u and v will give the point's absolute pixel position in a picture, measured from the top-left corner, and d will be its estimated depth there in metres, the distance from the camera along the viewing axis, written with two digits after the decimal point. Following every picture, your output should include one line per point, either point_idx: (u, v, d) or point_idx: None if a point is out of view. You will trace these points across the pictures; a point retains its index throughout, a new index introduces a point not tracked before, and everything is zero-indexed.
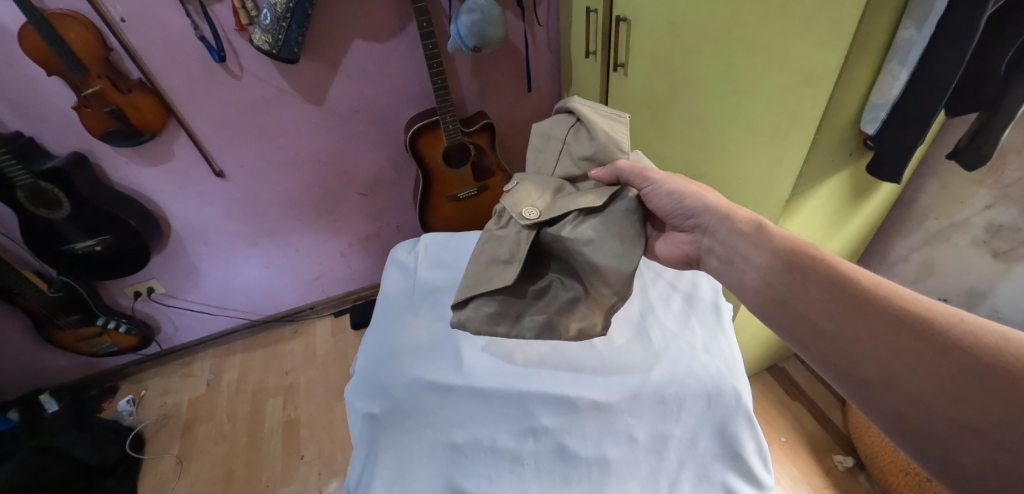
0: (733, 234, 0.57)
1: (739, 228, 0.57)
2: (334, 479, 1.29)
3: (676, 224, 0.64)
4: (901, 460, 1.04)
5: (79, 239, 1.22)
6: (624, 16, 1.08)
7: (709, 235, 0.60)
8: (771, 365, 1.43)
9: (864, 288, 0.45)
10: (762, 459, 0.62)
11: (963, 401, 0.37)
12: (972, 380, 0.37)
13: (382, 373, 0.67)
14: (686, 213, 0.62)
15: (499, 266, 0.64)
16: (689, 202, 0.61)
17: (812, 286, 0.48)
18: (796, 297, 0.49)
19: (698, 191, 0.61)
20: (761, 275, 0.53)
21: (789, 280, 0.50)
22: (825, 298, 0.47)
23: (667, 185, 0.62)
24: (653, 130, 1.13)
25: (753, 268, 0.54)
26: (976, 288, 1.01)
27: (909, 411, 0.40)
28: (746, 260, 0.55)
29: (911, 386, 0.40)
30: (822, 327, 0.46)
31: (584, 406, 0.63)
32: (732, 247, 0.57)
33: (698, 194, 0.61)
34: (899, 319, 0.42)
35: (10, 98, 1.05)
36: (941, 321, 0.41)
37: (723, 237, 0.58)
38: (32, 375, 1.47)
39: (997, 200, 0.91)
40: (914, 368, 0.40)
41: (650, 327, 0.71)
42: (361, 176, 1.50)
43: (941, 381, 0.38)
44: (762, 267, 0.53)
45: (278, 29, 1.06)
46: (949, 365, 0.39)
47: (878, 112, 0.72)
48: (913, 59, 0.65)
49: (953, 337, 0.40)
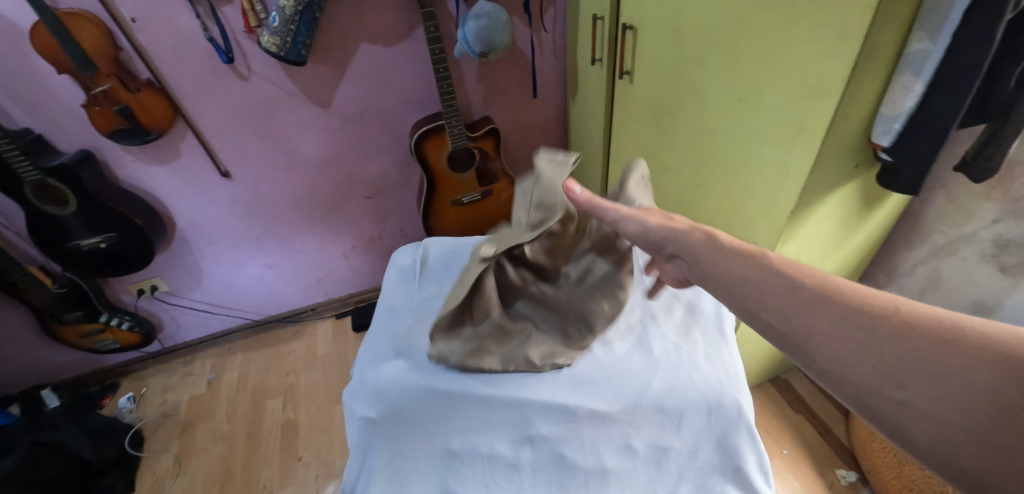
0: (701, 257, 0.52)
1: (704, 242, 0.52)
2: (331, 481, 1.29)
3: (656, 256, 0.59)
4: (903, 475, 1.02)
5: (83, 236, 1.23)
6: (630, 24, 1.08)
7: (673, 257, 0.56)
8: (774, 377, 1.42)
9: (812, 288, 0.44)
10: (765, 474, 0.60)
11: (926, 392, 0.36)
12: (913, 360, 0.37)
13: (379, 377, 0.66)
14: (653, 244, 0.57)
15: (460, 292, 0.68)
16: (658, 240, 0.56)
17: (766, 286, 0.46)
18: (754, 296, 0.46)
19: (666, 223, 0.56)
20: (719, 277, 0.50)
21: (734, 283, 0.48)
22: (777, 303, 0.45)
23: (633, 221, 0.57)
24: (657, 138, 1.12)
25: (713, 273, 0.51)
26: (982, 303, 1.00)
27: (865, 398, 0.39)
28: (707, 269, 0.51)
29: (861, 375, 0.39)
30: (780, 330, 0.44)
31: (582, 416, 0.61)
32: (695, 259, 0.52)
33: (661, 229, 0.55)
34: (843, 312, 0.42)
35: (18, 94, 1.06)
36: (881, 308, 0.41)
37: (684, 249, 0.54)
38: (36, 371, 1.48)
39: (1004, 214, 0.90)
40: (862, 357, 0.39)
41: (652, 338, 0.69)
42: (366, 179, 1.50)
43: (900, 374, 0.38)
44: (718, 268, 0.50)
45: (287, 32, 1.07)
46: (893, 349, 0.38)
47: (892, 124, 0.71)
48: (928, 70, 0.64)
49: (894, 323, 0.39)
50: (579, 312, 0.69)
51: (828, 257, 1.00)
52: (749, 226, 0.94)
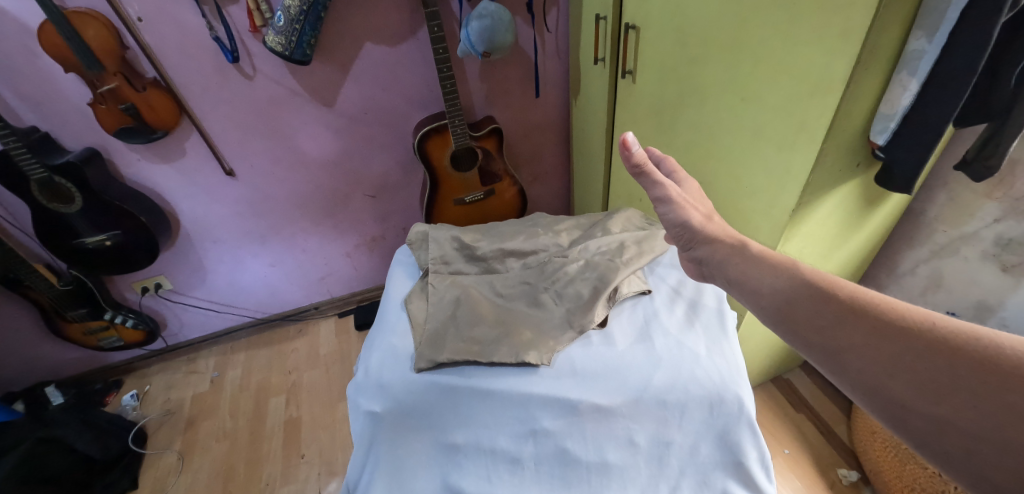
0: (725, 262, 0.57)
1: (751, 256, 0.54)
2: (333, 479, 1.29)
3: (682, 250, 0.66)
4: (905, 475, 1.02)
5: (89, 233, 1.23)
6: (633, 24, 1.09)
7: (708, 263, 0.60)
8: (776, 376, 1.42)
9: (845, 301, 0.44)
10: (765, 469, 0.62)
11: (945, 400, 0.36)
12: (947, 377, 0.36)
13: (383, 372, 0.66)
14: (688, 242, 0.63)
15: (439, 313, 0.72)
16: (696, 232, 0.61)
17: (798, 297, 0.47)
18: (787, 304, 0.47)
19: (704, 220, 0.62)
20: (753, 284, 0.52)
21: (768, 298, 0.49)
22: (809, 317, 0.45)
23: (677, 208, 0.63)
24: (659, 138, 1.13)
25: (752, 277, 0.52)
26: (985, 302, 1.00)
27: (896, 411, 0.38)
28: (744, 275, 0.53)
29: (893, 388, 0.38)
30: (812, 342, 0.44)
31: (584, 410, 0.61)
32: (740, 269, 0.54)
33: (701, 226, 0.61)
34: (877, 328, 0.41)
35: (26, 93, 1.07)
36: (915, 324, 0.40)
37: (720, 261, 0.57)
38: (40, 368, 1.49)
39: (1006, 213, 0.90)
40: (894, 371, 0.39)
41: (654, 331, 0.69)
42: (369, 178, 1.51)
43: (924, 382, 0.37)
44: (753, 276, 0.52)
45: (291, 31, 1.08)
46: (927, 364, 0.37)
47: (887, 123, 0.71)
48: (924, 69, 0.65)
49: (929, 339, 0.38)
50: (567, 310, 0.72)
51: (829, 255, 1.01)
52: (750, 225, 0.94)
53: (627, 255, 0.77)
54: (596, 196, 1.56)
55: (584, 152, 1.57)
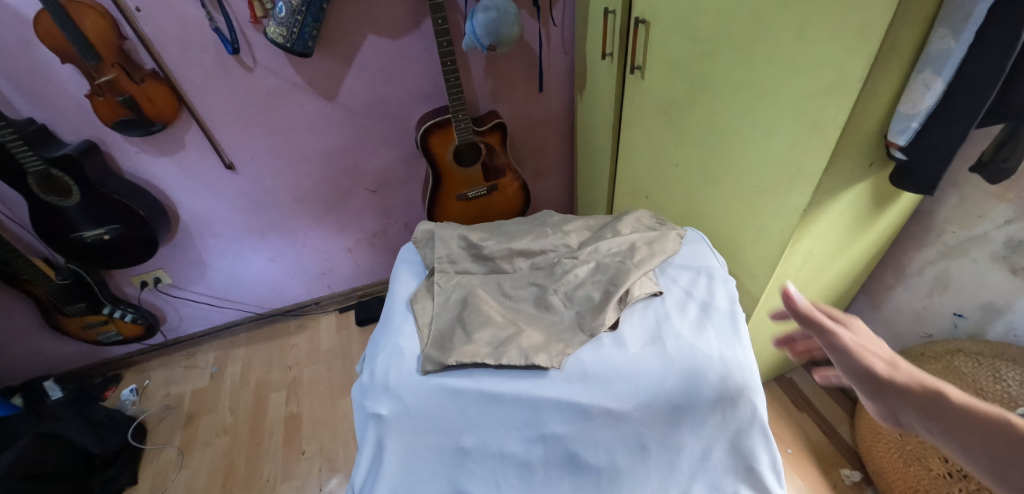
0: (921, 415, 0.45)
1: (942, 402, 0.44)
2: (334, 475, 1.28)
3: (866, 401, 0.50)
4: (910, 477, 1.01)
5: (87, 227, 1.21)
6: (643, 18, 1.07)
7: (896, 415, 0.47)
8: (779, 375, 1.42)
9: None
10: (776, 474, 0.62)
11: None
12: None
13: (391, 373, 0.65)
14: (878, 395, 0.48)
15: (446, 318, 0.71)
16: (882, 384, 0.47)
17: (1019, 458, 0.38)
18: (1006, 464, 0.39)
19: (891, 369, 0.48)
20: (951, 436, 0.42)
21: (974, 448, 0.41)
22: None
23: (853, 357, 0.49)
24: (667, 134, 1.11)
25: (943, 427, 0.43)
26: (992, 304, 0.99)
27: None
28: (935, 424, 0.43)
29: None
30: None
31: (595, 414, 0.60)
32: (927, 415, 0.44)
33: (891, 378, 0.47)
34: None
35: (22, 83, 1.04)
36: None
37: (903, 409, 0.46)
38: (39, 362, 1.48)
39: (1018, 215, 0.89)
40: None
41: (665, 333, 0.68)
42: (371, 172, 1.49)
43: None
44: (948, 427, 0.42)
45: (293, 23, 1.05)
46: None
47: (909, 122, 0.69)
48: (950, 68, 0.63)
49: None
50: (576, 313, 0.71)
51: (837, 256, 1.00)
52: (759, 225, 0.93)
53: (639, 256, 0.76)
54: (601, 193, 1.55)
55: (589, 148, 1.55)
